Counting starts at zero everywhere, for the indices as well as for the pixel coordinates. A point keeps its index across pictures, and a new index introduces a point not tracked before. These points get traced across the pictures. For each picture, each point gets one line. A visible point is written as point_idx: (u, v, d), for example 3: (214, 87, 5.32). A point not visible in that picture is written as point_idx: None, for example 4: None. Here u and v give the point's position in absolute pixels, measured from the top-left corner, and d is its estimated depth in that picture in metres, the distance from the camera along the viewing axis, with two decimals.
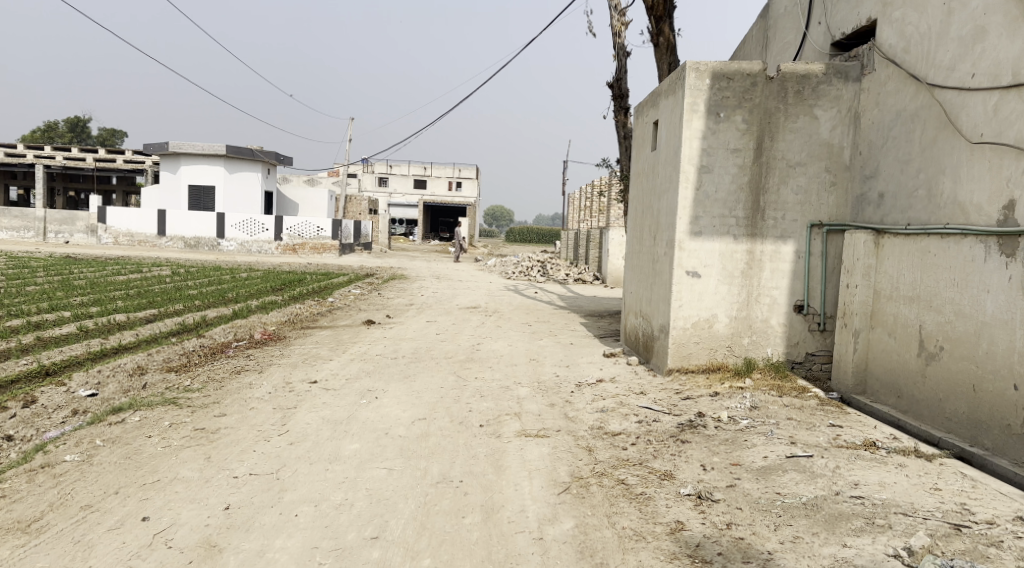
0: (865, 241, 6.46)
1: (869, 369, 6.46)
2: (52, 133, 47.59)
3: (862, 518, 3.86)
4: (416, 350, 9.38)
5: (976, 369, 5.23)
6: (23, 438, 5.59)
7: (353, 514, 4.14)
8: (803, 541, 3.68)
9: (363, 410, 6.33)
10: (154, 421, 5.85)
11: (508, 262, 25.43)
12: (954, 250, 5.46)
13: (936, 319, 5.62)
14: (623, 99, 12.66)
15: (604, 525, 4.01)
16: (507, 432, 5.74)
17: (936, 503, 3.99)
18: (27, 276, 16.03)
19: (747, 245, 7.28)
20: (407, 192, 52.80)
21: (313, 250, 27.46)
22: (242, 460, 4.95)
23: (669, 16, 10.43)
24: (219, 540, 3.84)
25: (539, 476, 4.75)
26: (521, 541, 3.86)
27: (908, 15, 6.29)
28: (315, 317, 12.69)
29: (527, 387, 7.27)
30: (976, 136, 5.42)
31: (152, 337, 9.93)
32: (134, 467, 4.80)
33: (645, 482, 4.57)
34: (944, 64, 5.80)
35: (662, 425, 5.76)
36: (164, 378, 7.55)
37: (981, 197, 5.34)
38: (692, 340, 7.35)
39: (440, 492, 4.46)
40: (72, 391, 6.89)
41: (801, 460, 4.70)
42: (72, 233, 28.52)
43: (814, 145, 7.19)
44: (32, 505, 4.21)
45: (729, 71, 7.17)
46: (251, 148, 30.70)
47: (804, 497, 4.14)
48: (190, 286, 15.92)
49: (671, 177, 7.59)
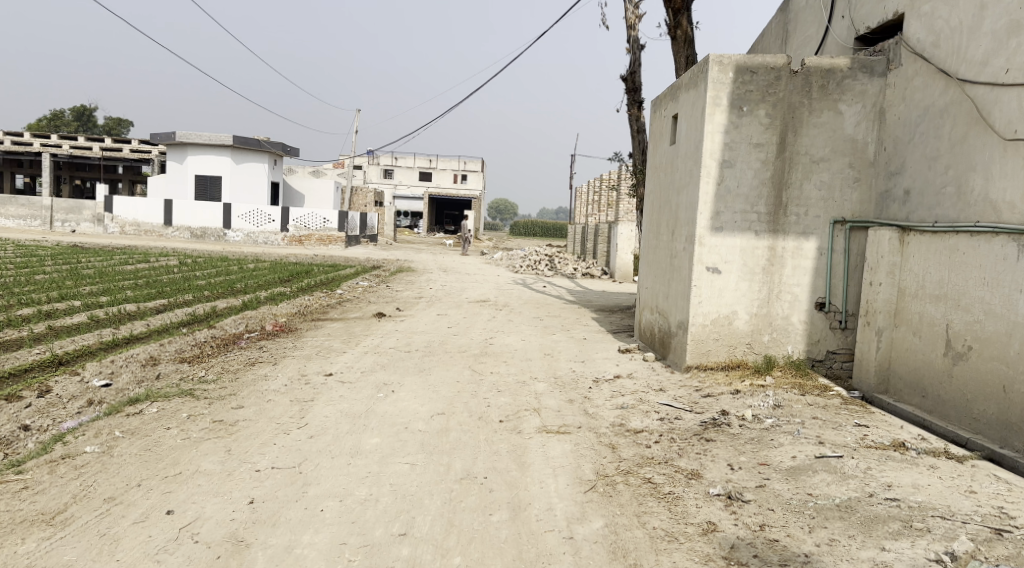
0: (891, 238, 6.38)
1: (892, 368, 6.38)
2: (59, 121, 47.99)
3: (899, 521, 3.79)
4: (430, 343, 9.32)
5: (1006, 369, 5.15)
6: (40, 428, 5.55)
7: (379, 510, 4.08)
8: (840, 544, 3.62)
9: (382, 404, 6.27)
10: (172, 413, 5.81)
11: (514, 256, 25.34)
12: (985, 248, 5.37)
13: (965, 318, 5.53)
14: (637, 92, 12.56)
15: (635, 525, 3.95)
16: (527, 428, 5.68)
17: (974, 506, 3.93)
18: (34, 265, 15.96)
19: (769, 241, 7.20)
20: (412, 183, 52.54)
21: (319, 241, 27.26)
22: (264, 453, 4.90)
23: (687, 8, 10.31)
24: (247, 534, 3.79)
25: (564, 473, 4.69)
26: (551, 539, 3.81)
27: (938, 9, 6.18)
28: (325, 309, 12.62)
29: (544, 383, 7.21)
30: (1010, 133, 5.31)
31: (163, 328, 9.88)
32: (155, 459, 4.74)
33: (673, 481, 4.51)
34: (976, 58, 5.69)
35: (684, 422, 5.71)
36: (177, 369, 7.51)
37: (1013, 194, 5.24)
38: (711, 336, 7.29)
39: (465, 489, 4.40)
40: (86, 381, 6.85)
41: (831, 460, 4.63)
42: (79, 223, 28.69)
43: (838, 141, 7.10)
44: (55, 497, 4.17)
45: (753, 64, 7.07)
46: (257, 139, 30.59)
47: (838, 499, 4.08)
48: (198, 276, 15.86)
49: (692, 171, 7.51)
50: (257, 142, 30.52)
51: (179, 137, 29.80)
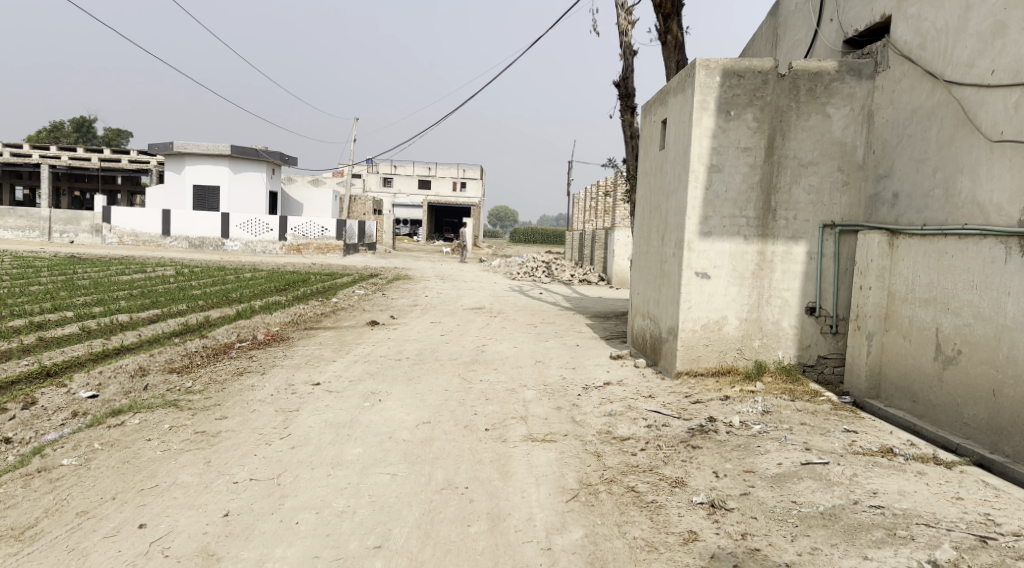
0: (880, 241, 6.31)
1: (883, 372, 6.31)
2: (58, 133, 48.21)
3: (883, 529, 3.73)
4: (421, 352, 9.24)
5: (995, 373, 5.09)
6: (22, 440, 5.50)
7: (355, 522, 4.02)
8: (822, 553, 3.56)
9: (366, 413, 6.20)
10: (154, 424, 5.74)
11: (511, 263, 25.28)
12: (974, 251, 5.32)
13: (954, 321, 5.47)
14: (630, 98, 12.54)
15: (615, 535, 3.89)
16: (513, 436, 5.61)
17: (960, 513, 3.87)
18: (29, 277, 15.89)
19: (758, 246, 7.15)
20: (411, 192, 52.68)
21: (319, 249, 27.39)
22: (243, 465, 4.84)
23: (677, 13, 10.26)
24: (217, 549, 3.73)
25: (547, 482, 4.62)
26: (529, 551, 3.76)
27: (924, 11, 6.15)
28: (319, 318, 12.54)
29: (533, 390, 7.14)
30: (996, 134, 5.27)
31: (155, 337, 9.83)
32: (132, 471, 4.68)
33: (656, 490, 4.44)
34: (962, 60, 5.65)
35: (672, 429, 5.64)
36: (165, 379, 7.44)
37: (1001, 196, 5.20)
38: (702, 342, 7.22)
39: (445, 499, 4.34)
40: (72, 392, 6.78)
41: (817, 467, 4.57)
42: (77, 233, 28.69)
43: (826, 144, 7.05)
44: (27, 512, 4.12)
45: (740, 68, 7.04)
46: (255, 149, 30.69)
47: (822, 507, 4.01)
48: (194, 286, 15.82)
49: (680, 176, 7.46)
50: (254, 151, 30.60)
51: (177, 147, 29.83)
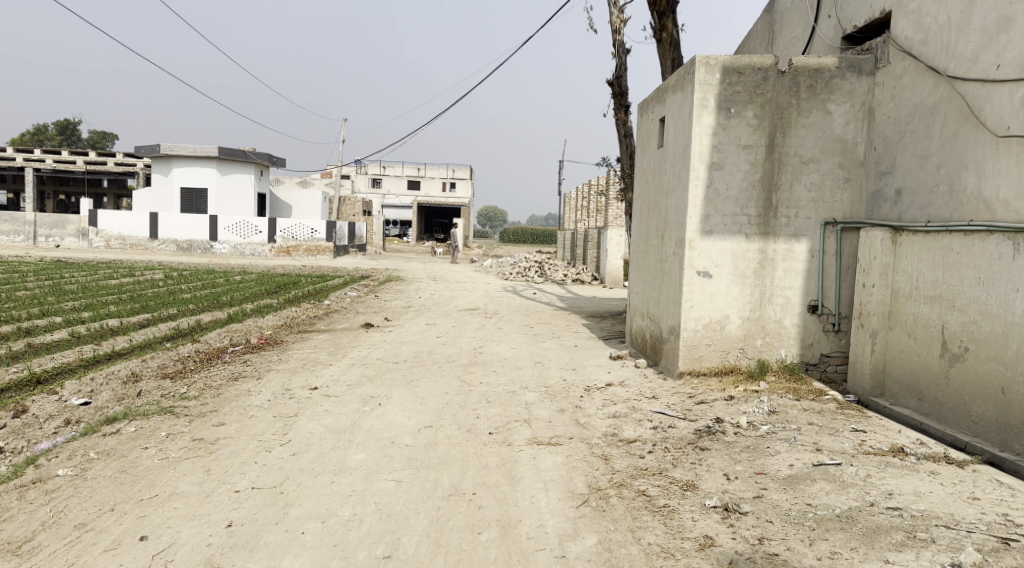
0: (883, 238, 6.27)
1: (887, 370, 6.27)
2: (42, 136, 47.80)
3: (902, 531, 3.67)
4: (418, 354, 9.13)
5: (1004, 371, 5.05)
6: (14, 450, 5.36)
7: (363, 531, 3.92)
8: (842, 558, 3.50)
9: (367, 418, 6.09)
10: (150, 432, 5.61)
11: (503, 264, 25.20)
12: (981, 247, 5.27)
13: (960, 319, 5.43)
14: (624, 96, 12.49)
15: (629, 541, 3.82)
16: (518, 440, 5.53)
17: (978, 514, 3.82)
18: (15, 282, 15.60)
19: (760, 244, 7.09)
20: (401, 192, 52.39)
21: (308, 250, 27.22)
22: (244, 473, 4.72)
23: (672, 10, 10.20)
24: (221, 561, 3.63)
25: (556, 487, 4.54)
26: (543, 559, 3.67)
27: (926, 7, 6.11)
28: (313, 321, 12.39)
29: (535, 392, 7.05)
30: (1002, 130, 5.23)
31: (146, 343, 9.66)
32: (130, 481, 4.56)
33: (668, 494, 4.37)
34: (966, 55, 5.60)
35: (678, 431, 5.57)
36: (159, 386, 7.31)
37: (1008, 192, 5.15)
38: (704, 342, 7.16)
39: (453, 506, 4.25)
40: (64, 400, 6.62)
41: (829, 468, 4.50)
42: (63, 237, 28.29)
43: (827, 141, 7.01)
44: (22, 525, 4.00)
45: (740, 65, 6.97)
46: (243, 151, 30.43)
47: (838, 509, 3.95)
48: (184, 289, 15.62)
49: (680, 175, 7.40)
50: (243, 153, 30.33)
51: (164, 149, 29.55)
